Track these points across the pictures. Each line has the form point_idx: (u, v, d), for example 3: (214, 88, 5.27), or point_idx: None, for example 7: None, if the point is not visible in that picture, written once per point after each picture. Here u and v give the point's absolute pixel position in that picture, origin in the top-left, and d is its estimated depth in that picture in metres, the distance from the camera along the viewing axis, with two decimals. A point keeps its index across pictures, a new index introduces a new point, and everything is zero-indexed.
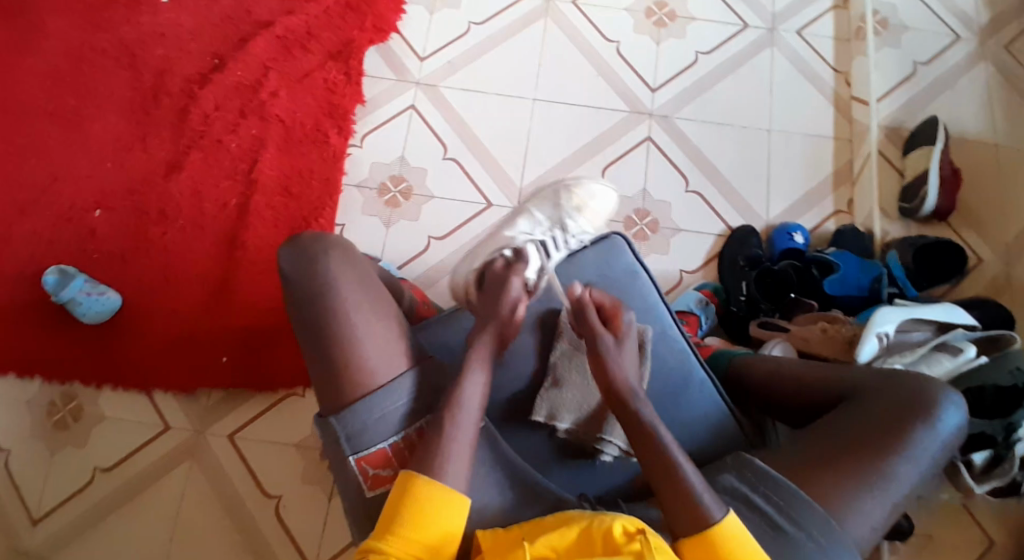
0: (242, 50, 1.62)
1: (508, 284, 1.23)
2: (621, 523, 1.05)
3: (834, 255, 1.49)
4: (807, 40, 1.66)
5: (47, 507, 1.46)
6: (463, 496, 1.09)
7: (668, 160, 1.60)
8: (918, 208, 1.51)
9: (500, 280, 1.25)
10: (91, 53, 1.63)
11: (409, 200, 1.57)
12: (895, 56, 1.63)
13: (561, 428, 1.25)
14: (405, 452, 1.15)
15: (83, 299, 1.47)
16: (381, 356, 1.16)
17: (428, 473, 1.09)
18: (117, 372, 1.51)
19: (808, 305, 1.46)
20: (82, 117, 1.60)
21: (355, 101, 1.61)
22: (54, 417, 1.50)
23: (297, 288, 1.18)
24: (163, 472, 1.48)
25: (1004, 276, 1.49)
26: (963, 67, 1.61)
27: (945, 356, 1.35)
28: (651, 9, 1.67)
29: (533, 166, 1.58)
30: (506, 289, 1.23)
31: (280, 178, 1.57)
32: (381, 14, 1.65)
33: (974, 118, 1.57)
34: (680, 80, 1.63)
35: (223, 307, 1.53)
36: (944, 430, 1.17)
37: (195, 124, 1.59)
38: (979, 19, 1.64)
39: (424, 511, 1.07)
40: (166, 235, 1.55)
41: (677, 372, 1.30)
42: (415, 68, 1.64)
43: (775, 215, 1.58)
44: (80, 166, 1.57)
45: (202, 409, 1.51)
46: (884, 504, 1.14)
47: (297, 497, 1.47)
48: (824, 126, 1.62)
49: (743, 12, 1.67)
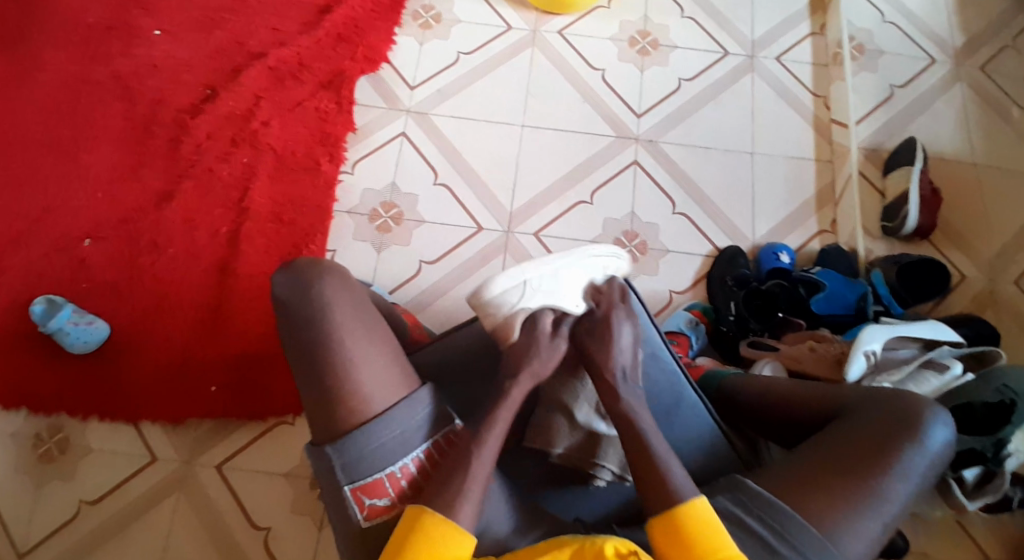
0: (234, 81, 1.64)
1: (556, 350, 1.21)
2: (613, 544, 1.07)
3: (819, 275, 1.52)
4: (786, 66, 1.71)
5: (33, 542, 1.44)
6: (469, 534, 1.09)
7: (654, 184, 1.62)
8: (900, 227, 1.54)
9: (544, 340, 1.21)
10: (84, 85, 1.64)
11: (400, 225, 1.59)
12: (873, 80, 1.68)
13: (556, 453, 1.26)
14: (408, 494, 1.15)
15: (71, 330, 1.46)
16: (377, 381, 1.16)
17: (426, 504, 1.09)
18: (105, 403, 1.50)
19: (796, 324, 1.48)
20: (73, 147, 1.61)
21: (347, 129, 1.63)
22: (41, 449, 1.48)
23: (293, 314, 1.18)
24: (151, 505, 1.46)
25: (988, 291, 1.54)
26: (940, 88, 1.66)
27: (933, 374, 1.38)
28: (634, 38, 1.71)
29: (523, 191, 1.60)
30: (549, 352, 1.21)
31: (271, 205, 1.58)
32: (372, 45, 1.68)
33: (951, 139, 1.63)
34: (665, 105, 1.67)
35: (214, 336, 1.52)
36: (933, 449, 1.18)
37: (187, 153, 1.60)
38: (953, 42, 1.70)
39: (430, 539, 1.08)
40: (157, 264, 1.55)
41: (667, 393, 1.32)
42: (406, 96, 1.66)
43: (761, 235, 1.61)
44: (71, 197, 1.58)
45: (191, 440, 1.50)
46: (878, 525, 1.15)
47: (287, 527, 1.46)
48: (805, 148, 1.65)
49: (723, 41, 1.72)
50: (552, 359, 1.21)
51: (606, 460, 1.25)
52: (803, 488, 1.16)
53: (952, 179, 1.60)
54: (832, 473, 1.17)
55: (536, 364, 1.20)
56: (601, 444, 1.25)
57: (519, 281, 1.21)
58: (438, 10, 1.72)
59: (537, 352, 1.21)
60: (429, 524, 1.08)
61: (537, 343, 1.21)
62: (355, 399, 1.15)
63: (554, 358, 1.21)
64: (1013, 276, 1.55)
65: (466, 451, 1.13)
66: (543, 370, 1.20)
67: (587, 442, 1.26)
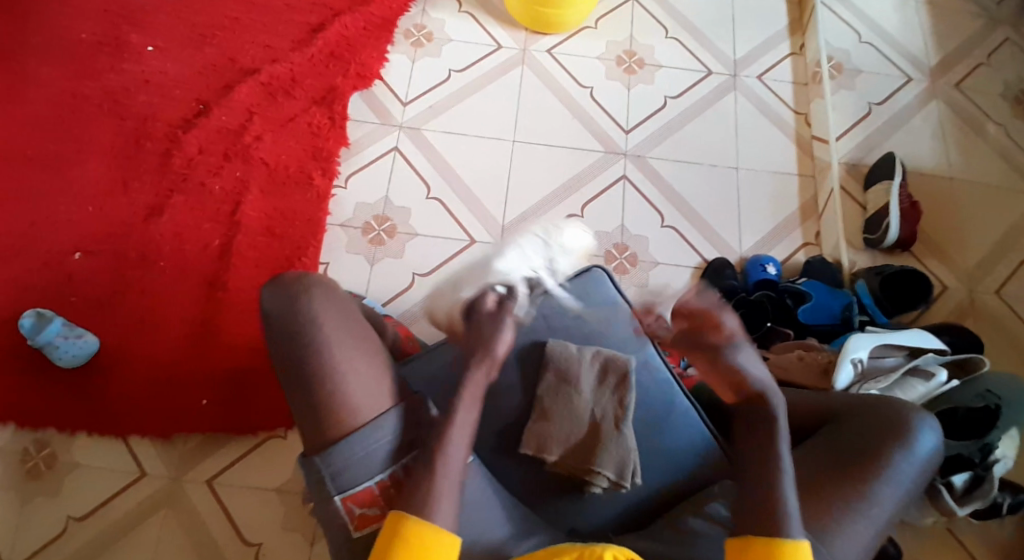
0: (226, 96, 1.65)
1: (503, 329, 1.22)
2: (612, 551, 1.07)
3: (804, 285, 1.57)
4: (767, 85, 1.76)
5: (18, 559, 1.40)
6: (451, 532, 1.07)
7: (643, 198, 1.65)
8: (882, 238, 1.59)
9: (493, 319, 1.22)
10: (73, 100, 1.64)
11: (393, 238, 1.59)
12: (851, 97, 1.73)
13: (550, 459, 1.26)
14: (391, 491, 1.14)
15: (59, 344, 1.44)
16: (369, 393, 1.16)
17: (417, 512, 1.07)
18: (93, 418, 1.47)
19: (784, 333, 1.51)
20: (62, 161, 1.60)
21: (339, 144, 1.64)
22: (25, 465, 1.45)
23: (283, 324, 1.18)
24: (138, 522, 1.43)
25: (968, 300, 1.58)
26: (916, 105, 1.73)
27: (918, 380, 1.41)
28: (621, 58, 1.76)
29: (515, 205, 1.62)
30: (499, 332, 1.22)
31: (263, 218, 1.58)
32: (364, 62, 1.70)
33: (929, 154, 1.68)
34: (652, 122, 1.71)
35: (206, 350, 1.51)
36: (920, 454, 1.20)
37: (178, 167, 1.60)
38: (928, 62, 1.77)
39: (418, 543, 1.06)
40: (146, 278, 1.54)
41: (662, 399, 1.32)
42: (398, 112, 1.68)
43: (747, 248, 1.64)
44: (58, 210, 1.57)
45: (179, 455, 1.47)
46: (871, 526, 1.17)
47: (279, 543, 1.43)
48: (787, 163, 1.70)
49: (707, 60, 1.77)
50: (501, 345, 1.21)
51: (603, 467, 1.25)
52: (794, 496, 1.18)
53: (929, 193, 1.65)
54: (823, 481, 1.19)
55: (487, 349, 1.20)
56: (598, 449, 1.26)
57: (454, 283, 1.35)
58: (430, 28, 1.75)
59: (482, 334, 1.21)
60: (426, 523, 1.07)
61: (483, 320, 1.22)
62: (353, 404, 1.14)
63: (503, 336, 1.22)
64: (992, 286, 1.59)
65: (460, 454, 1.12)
66: (496, 354, 1.20)
67: (584, 447, 1.26)
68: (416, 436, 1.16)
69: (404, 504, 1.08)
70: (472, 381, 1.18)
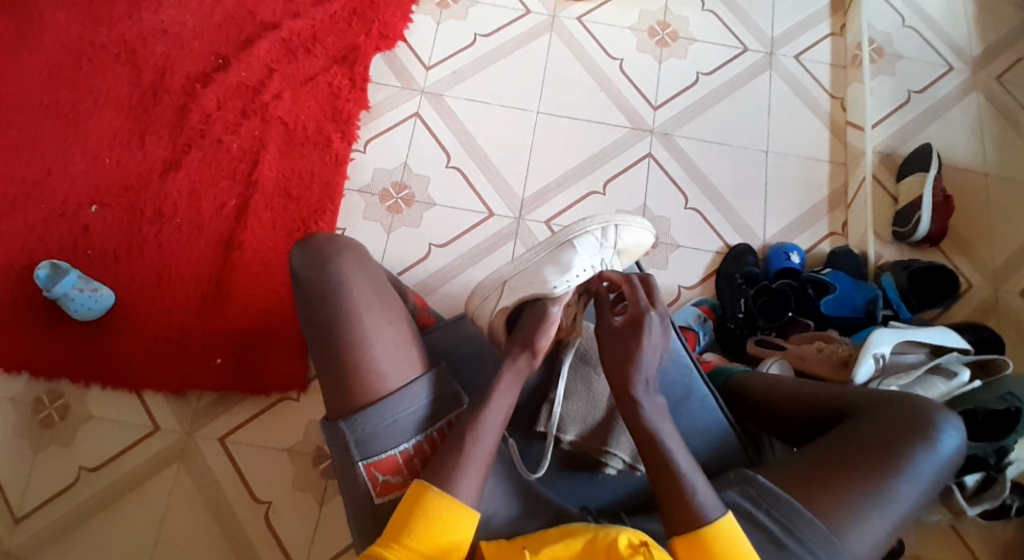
0: (245, 51, 1.61)
1: (548, 315, 1.18)
2: (626, 535, 1.03)
3: (829, 276, 1.50)
4: (804, 65, 1.70)
5: (29, 506, 1.41)
6: (473, 510, 1.06)
7: (667, 177, 1.61)
8: (912, 232, 1.54)
9: (538, 313, 1.18)
10: (90, 48, 1.61)
11: (410, 207, 1.57)
12: (890, 83, 1.68)
13: (566, 440, 1.21)
14: (417, 463, 1.12)
15: (76, 296, 1.43)
16: (394, 361, 1.13)
17: (440, 484, 1.06)
18: (106, 371, 1.47)
19: (804, 323, 1.47)
20: (79, 111, 1.57)
21: (359, 107, 1.61)
22: (39, 415, 1.45)
23: (308, 287, 1.14)
24: (151, 474, 1.43)
25: (992, 300, 1.54)
26: (956, 96, 1.67)
27: (939, 379, 1.32)
28: (654, 29, 1.70)
29: (536, 179, 1.59)
30: (546, 321, 1.17)
31: (280, 180, 1.55)
32: (388, 22, 1.65)
33: (966, 147, 1.63)
34: (680, 99, 1.66)
35: (221, 308, 1.49)
36: (943, 451, 1.15)
37: (195, 123, 1.57)
38: (971, 51, 1.70)
39: (420, 530, 1.04)
40: (161, 233, 1.52)
41: (678, 383, 1.29)
42: (421, 76, 1.64)
43: (771, 235, 1.60)
44: (75, 163, 1.55)
45: (193, 411, 1.47)
46: (886, 522, 1.12)
47: (287, 502, 1.43)
48: (819, 148, 1.65)
49: (743, 36, 1.71)
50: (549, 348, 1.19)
51: (617, 449, 1.20)
52: (811, 486, 1.13)
53: (962, 187, 1.60)
54: (841, 470, 1.14)
55: (529, 338, 1.16)
56: (615, 432, 1.20)
57: (500, 281, 1.26)
58: None
59: (528, 327, 1.18)
60: (453, 519, 1.05)
61: (530, 313, 1.19)
62: (368, 377, 1.12)
63: (548, 330, 1.17)
64: (1017, 286, 1.55)
65: (491, 437, 1.10)
66: (538, 344, 1.17)
67: (601, 427, 1.21)
68: (444, 411, 1.14)
69: (430, 473, 1.07)
70: (512, 365, 1.15)
